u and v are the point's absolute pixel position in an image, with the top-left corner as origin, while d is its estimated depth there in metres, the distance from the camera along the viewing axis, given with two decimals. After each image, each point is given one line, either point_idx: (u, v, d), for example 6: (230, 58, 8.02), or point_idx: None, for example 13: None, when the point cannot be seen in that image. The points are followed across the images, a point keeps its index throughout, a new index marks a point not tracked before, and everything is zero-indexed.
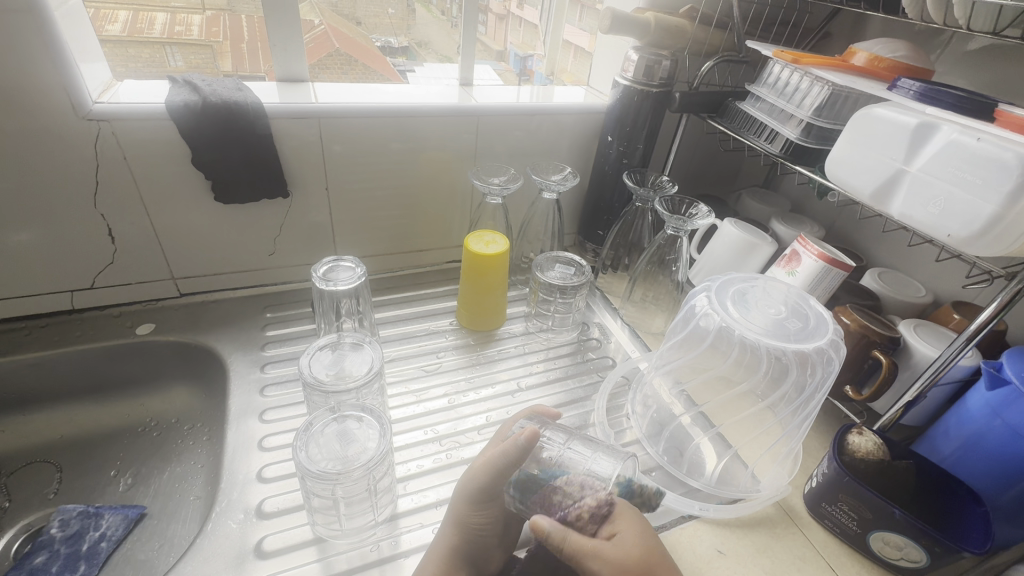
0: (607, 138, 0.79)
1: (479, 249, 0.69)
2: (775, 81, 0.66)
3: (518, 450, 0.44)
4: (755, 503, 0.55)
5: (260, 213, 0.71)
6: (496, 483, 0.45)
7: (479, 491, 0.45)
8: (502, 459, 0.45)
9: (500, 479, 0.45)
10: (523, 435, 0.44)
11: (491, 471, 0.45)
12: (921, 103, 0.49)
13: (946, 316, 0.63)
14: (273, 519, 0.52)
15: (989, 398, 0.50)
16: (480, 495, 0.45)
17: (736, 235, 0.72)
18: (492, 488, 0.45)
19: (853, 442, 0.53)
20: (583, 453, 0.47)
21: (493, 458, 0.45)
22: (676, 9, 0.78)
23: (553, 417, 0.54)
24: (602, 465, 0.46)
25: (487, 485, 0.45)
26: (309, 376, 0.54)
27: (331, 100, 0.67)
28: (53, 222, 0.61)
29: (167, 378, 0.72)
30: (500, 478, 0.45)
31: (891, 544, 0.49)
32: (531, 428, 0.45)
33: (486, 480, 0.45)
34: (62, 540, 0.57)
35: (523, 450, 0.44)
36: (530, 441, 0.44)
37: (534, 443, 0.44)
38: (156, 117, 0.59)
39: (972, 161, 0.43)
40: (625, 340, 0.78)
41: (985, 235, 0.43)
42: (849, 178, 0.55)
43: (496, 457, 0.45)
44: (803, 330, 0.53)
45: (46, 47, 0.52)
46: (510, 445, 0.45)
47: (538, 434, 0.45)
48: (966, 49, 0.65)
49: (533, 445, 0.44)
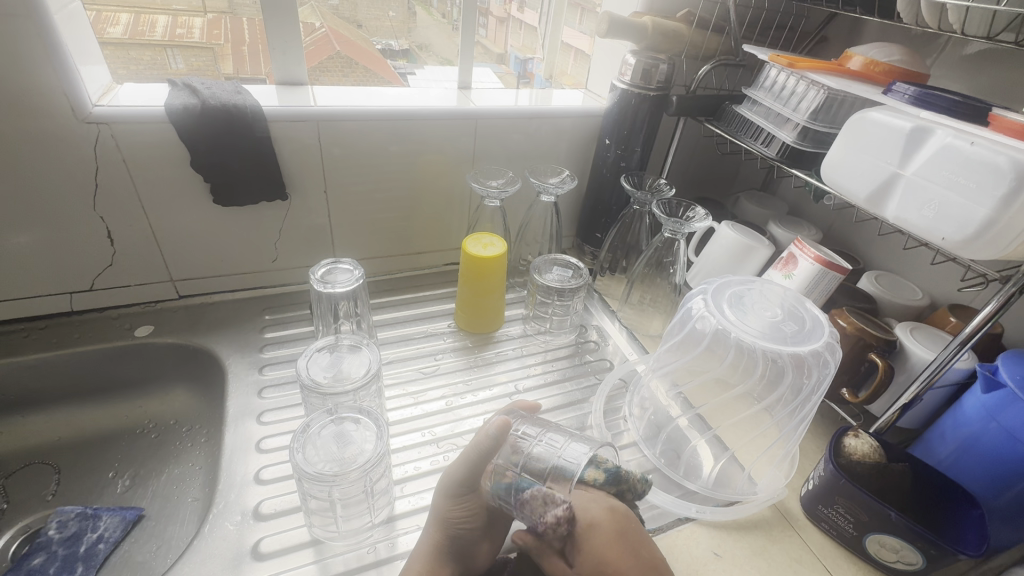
0: (605, 141, 0.79)
1: (476, 251, 0.69)
2: (771, 84, 0.67)
3: (490, 440, 0.44)
4: (751, 506, 0.55)
5: (258, 215, 0.71)
6: (474, 475, 0.45)
7: (456, 483, 0.45)
8: (476, 450, 0.45)
9: (477, 470, 0.45)
10: (494, 425, 0.44)
11: (467, 461, 0.45)
12: (915, 106, 0.49)
13: (943, 319, 0.63)
14: (271, 520, 0.52)
15: (984, 401, 0.50)
16: (458, 487, 0.45)
17: (733, 238, 0.72)
18: (470, 480, 0.45)
19: (849, 444, 0.53)
20: (559, 442, 0.48)
21: (468, 449, 0.45)
22: (673, 13, 0.78)
23: (534, 410, 0.54)
24: (574, 451, 0.47)
25: (461, 477, 0.45)
26: (306, 378, 0.54)
27: (330, 104, 0.67)
28: (52, 225, 0.62)
29: (165, 380, 0.72)
30: (478, 469, 0.45)
31: (887, 547, 0.49)
32: (502, 419, 0.45)
33: (463, 470, 0.45)
34: (60, 542, 0.57)
35: (495, 440, 0.44)
36: (501, 431, 0.44)
37: (505, 431, 0.45)
38: (156, 120, 0.59)
39: (965, 165, 0.43)
40: (623, 342, 0.78)
41: (979, 239, 0.43)
42: (844, 181, 0.55)
43: (471, 448, 0.45)
44: (799, 332, 0.53)
45: (46, 51, 0.53)
46: (482, 436, 0.45)
47: (509, 424, 0.45)
48: (963, 54, 0.65)
49: (504, 435, 0.44)
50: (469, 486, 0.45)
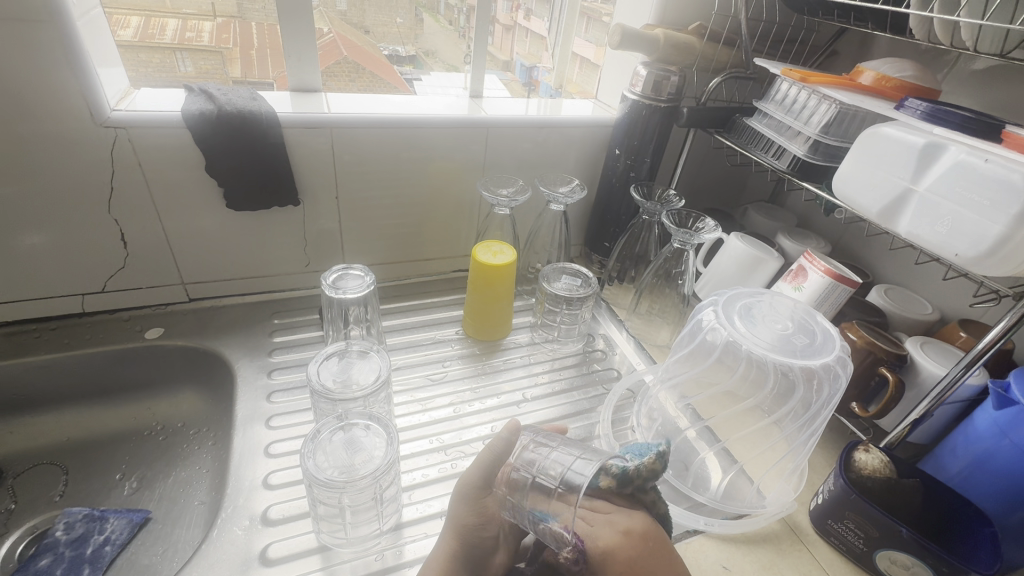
0: (615, 151, 0.80)
1: (486, 259, 0.70)
2: (782, 98, 0.67)
3: (502, 440, 0.48)
4: (760, 519, 0.54)
5: (270, 220, 0.71)
6: (489, 477, 0.47)
7: (472, 486, 0.47)
8: (490, 451, 0.48)
9: (491, 473, 0.47)
10: (505, 427, 0.49)
11: (482, 463, 0.47)
12: (929, 122, 0.49)
13: (953, 333, 0.63)
14: (278, 526, 0.52)
15: (996, 418, 0.50)
16: (474, 490, 0.47)
17: (743, 250, 0.72)
18: (485, 483, 0.47)
19: (859, 459, 0.53)
20: (583, 459, 0.46)
21: (481, 452, 0.48)
22: (684, 25, 0.79)
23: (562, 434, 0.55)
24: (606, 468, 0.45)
25: (477, 481, 0.47)
26: (316, 384, 0.54)
27: (343, 111, 0.68)
28: (66, 226, 0.62)
29: (174, 382, 0.72)
30: (491, 471, 0.47)
31: (897, 564, 0.49)
32: (511, 421, 0.49)
33: (477, 470, 0.47)
34: (67, 543, 0.57)
35: (507, 439, 0.48)
36: (512, 431, 0.48)
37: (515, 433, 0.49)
38: (172, 125, 0.60)
39: (979, 182, 0.43)
40: (631, 352, 0.78)
41: (993, 255, 0.43)
42: (857, 195, 0.55)
43: (485, 450, 0.48)
44: (810, 345, 0.53)
45: (66, 56, 0.53)
46: (495, 437, 0.48)
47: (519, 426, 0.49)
48: (973, 69, 0.65)
49: (514, 434, 0.48)
50: (483, 486, 0.47)
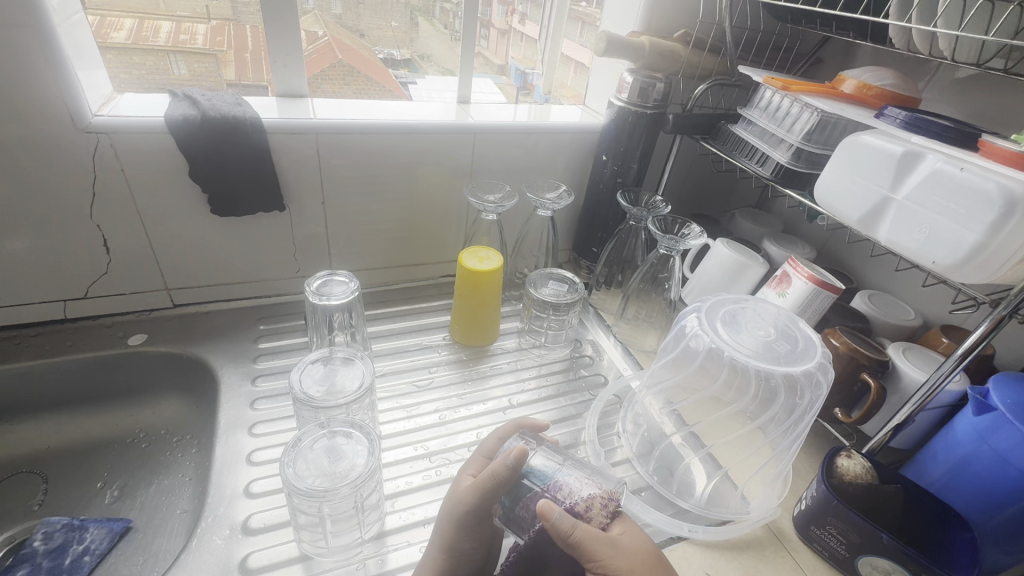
0: (602, 157, 0.80)
1: (473, 265, 0.69)
2: (766, 105, 0.67)
3: (507, 471, 0.44)
4: (744, 526, 0.55)
5: (255, 225, 0.71)
6: (488, 503, 0.45)
7: (469, 513, 0.45)
8: (493, 481, 0.45)
9: (490, 499, 0.45)
10: (512, 455, 0.44)
11: (484, 492, 0.45)
12: (907, 131, 0.50)
13: (934, 339, 0.64)
14: (259, 535, 0.51)
15: (976, 423, 0.50)
16: (471, 518, 0.45)
17: (727, 256, 0.73)
18: (482, 509, 0.45)
19: (840, 465, 0.53)
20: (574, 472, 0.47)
21: (482, 480, 0.45)
22: (670, 32, 0.80)
23: (542, 429, 0.55)
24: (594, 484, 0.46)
25: (476, 511, 0.45)
26: (299, 392, 0.53)
27: (330, 117, 0.68)
28: (48, 232, 0.62)
29: (157, 389, 0.71)
30: (490, 498, 0.45)
31: (879, 569, 0.49)
32: (520, 448, 0.45)
33: (477, 501, 0.45)
34: (45, 553, 0.56)
35: (513, 470, 0.44)
36: (519, 461, 0.44)
37: (524, 461, 0.45)
38: (155, 130, 0.59)
39: (956, 191, 0.44)
40: (618, 357, 0.78)
41: (969, 263, 0.43)
42: (837, 203, 0.55)
43: (486, 478, 0.45)
44: (792, 352, 0.53)
45: (47, 61, 0.53)
46: (500, 466, 0.45)
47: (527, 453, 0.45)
48: (953, 77, 0.66)
49: (522, 464, 0.44)
50: (481, 516, 0.45)
